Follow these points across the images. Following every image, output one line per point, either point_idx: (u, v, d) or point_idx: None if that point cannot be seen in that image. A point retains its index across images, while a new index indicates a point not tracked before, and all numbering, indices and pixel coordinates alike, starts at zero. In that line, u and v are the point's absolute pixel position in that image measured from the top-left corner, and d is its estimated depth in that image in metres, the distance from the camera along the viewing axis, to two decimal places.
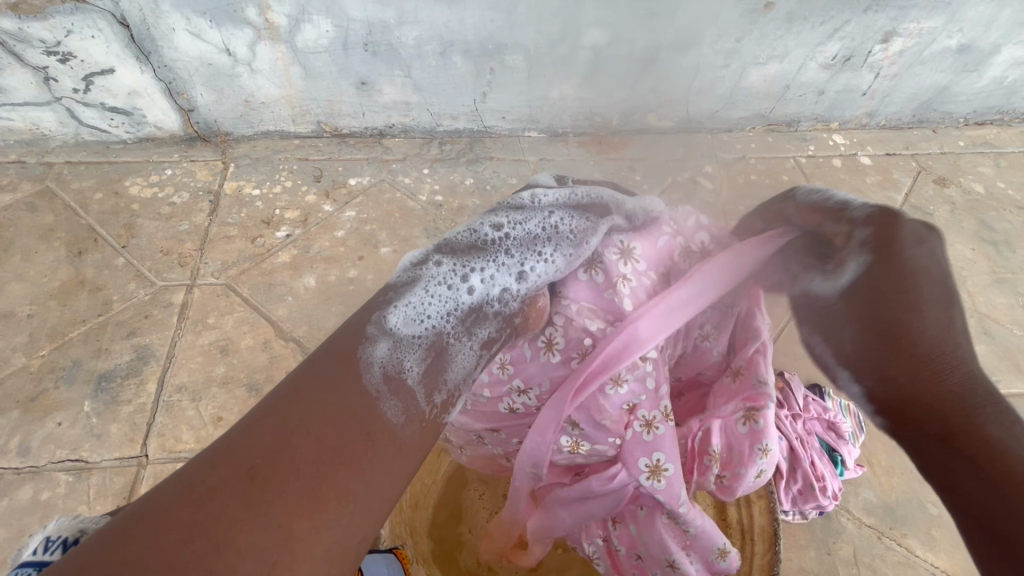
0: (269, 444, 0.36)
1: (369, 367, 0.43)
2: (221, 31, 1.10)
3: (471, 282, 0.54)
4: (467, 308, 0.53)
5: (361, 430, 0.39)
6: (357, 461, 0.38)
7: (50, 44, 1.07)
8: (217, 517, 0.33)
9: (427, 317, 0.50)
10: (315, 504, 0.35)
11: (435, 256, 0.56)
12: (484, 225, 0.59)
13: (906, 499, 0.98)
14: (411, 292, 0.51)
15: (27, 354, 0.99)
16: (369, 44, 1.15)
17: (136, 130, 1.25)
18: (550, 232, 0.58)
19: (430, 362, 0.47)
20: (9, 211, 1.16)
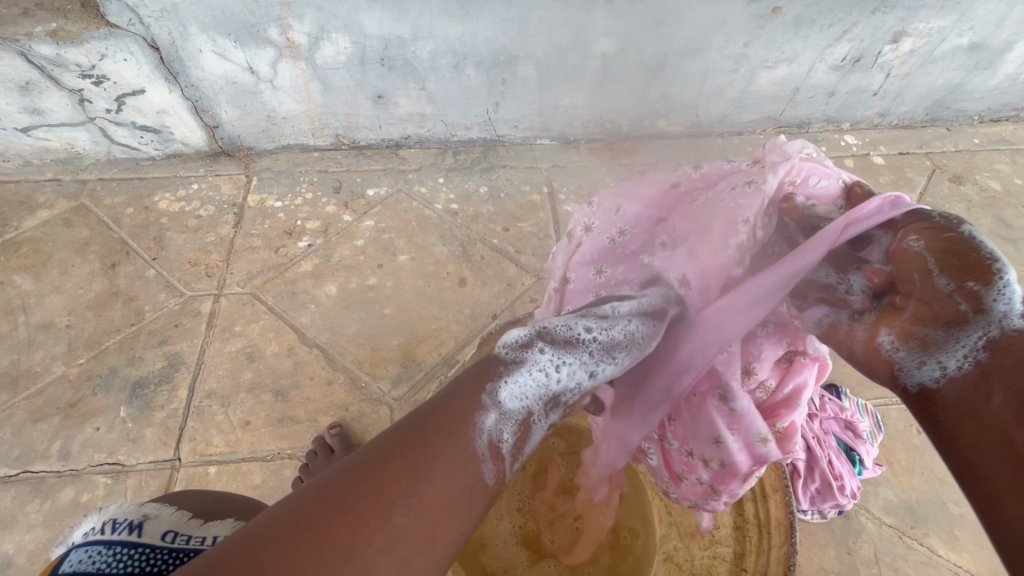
0: (404, 483, 0.41)
1: (479, 435, 0.46)
2: (245, 51, 1.14)
3: (566, 371, 0.54)
4: (557, 393, 0.54)
5: (467, 485, 0.43)
6: (446, 508, 0.41)
7: (85, 68, 1.11)
8: (314, 541, 0.37)
9: (526, 398, 0.51)
10: (405, 547, 0.38)
11: (541, 344, 0.55)
12: (581, 324, 0.57)
13: (928, 499, 0.98)
14: (517, 373, 0.52)
15: (66, 363, 1.04)
16: (385, 58, 1.19)
17: (165, 146, 1.31)
18: (630, 336, 0.58)
19: (523, 439, 0.49)
20: (47, 227, 1.22)
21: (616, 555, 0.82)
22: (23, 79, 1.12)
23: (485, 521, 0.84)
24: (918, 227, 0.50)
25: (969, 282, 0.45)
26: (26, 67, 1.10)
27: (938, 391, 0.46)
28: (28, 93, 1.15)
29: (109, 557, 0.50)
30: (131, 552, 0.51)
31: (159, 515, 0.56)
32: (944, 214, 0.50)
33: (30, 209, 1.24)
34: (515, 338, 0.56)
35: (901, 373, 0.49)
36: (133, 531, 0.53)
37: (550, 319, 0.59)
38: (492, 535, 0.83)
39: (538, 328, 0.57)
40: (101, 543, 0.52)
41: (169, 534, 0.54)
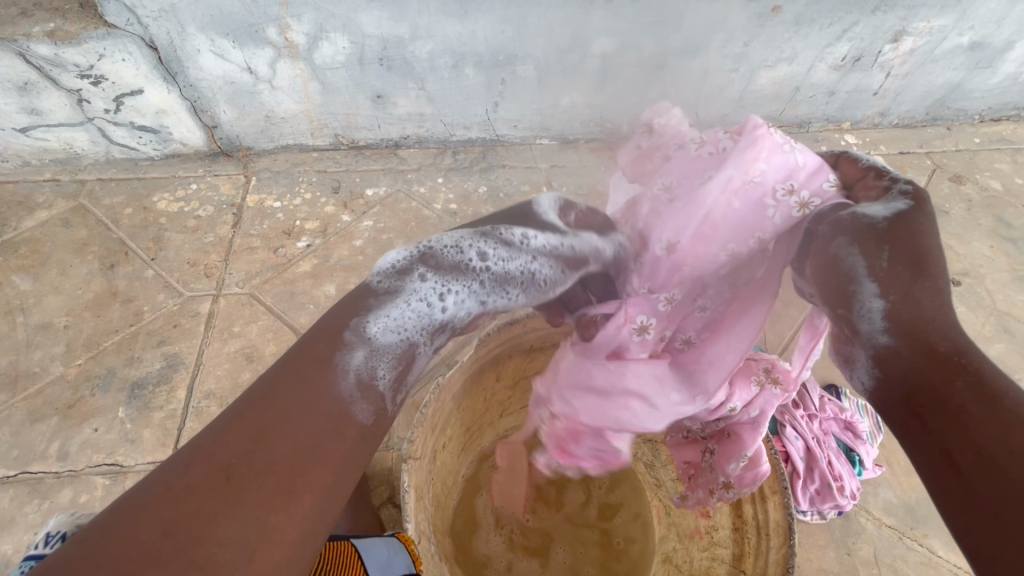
0: (247, 445, 0.40)
1: (345, 373, 0.47)
2: (244, 51, 1.14)
3: (447, 302, 0.57)
4: (439, 322, 0.57)
5: (331, 432, 0.43)
6: (302, 463, 0.41)
7: (83, 68, 1.11)
8: (135, 525, 0.35)
9: (403, 329, 0.53)
10: (254, 507, 0.37)
11: (420, 269, 0.57)
12: (470, 248, 0.60)
13: (927, 499, 0.97)
14: (389, 305, 0.53)
15: (65, 364, 1.04)
16: (384, 58, 1.19)
17: (163, 147, 1.31)
18: (525, 274, 0.62)
19: (401, 371, 0.52)
20: (45, 227, 1.22)
21: (608, 554, 0.82)
22: (22, 79, 1.12)
23: (481, 528, 0.83)
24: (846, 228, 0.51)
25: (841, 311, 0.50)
26: (24, 67, 1.09)
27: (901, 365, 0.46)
28: (27, 93, 1.15)
29: None
30: None
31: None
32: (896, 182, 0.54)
33: (29, 209, 1.24)
34: (390, 263, 0.58)
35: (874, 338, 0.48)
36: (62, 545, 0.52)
37: (432, 241, 0.61)
38: (488, 539, 0.82)
39: (415, 253, 0.59)
40: (34, 558, 0.52)
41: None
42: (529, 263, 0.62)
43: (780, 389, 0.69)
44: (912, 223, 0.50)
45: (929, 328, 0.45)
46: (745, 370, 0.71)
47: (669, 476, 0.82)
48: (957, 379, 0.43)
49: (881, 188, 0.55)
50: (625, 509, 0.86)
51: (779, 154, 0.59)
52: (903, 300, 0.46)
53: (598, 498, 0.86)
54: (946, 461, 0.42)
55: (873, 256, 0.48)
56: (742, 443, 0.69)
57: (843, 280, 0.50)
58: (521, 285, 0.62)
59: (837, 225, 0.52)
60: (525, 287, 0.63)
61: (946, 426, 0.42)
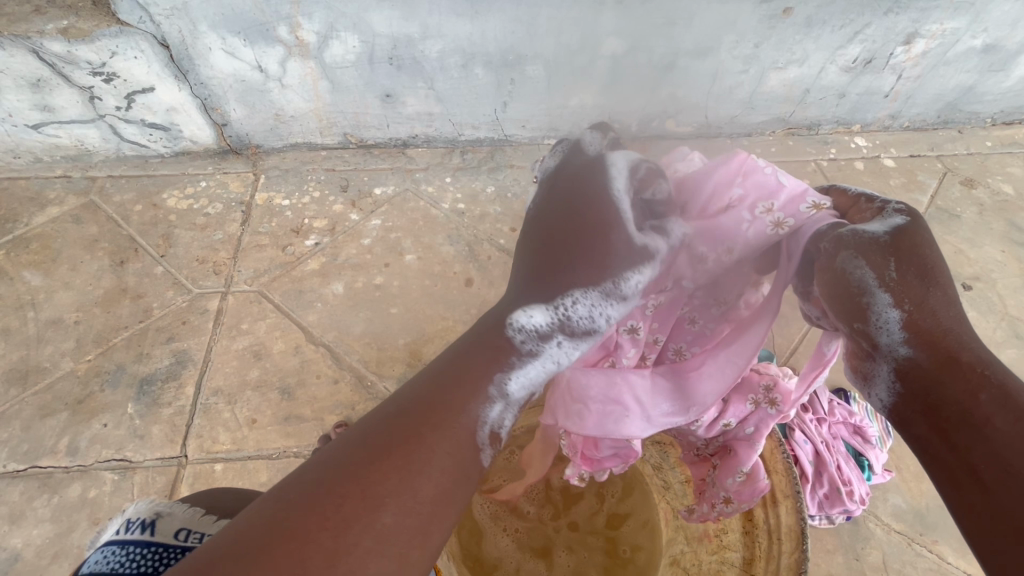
0: (397, 483, 0.42)
1: (482, 425, 0.48)
2: (254, 49, 1.14)
3: (574, 351, 0.58)
4: (560, 366, 0.57)
5: (463, 474, 0.45)
6: (440, 505, 0.43)
7: (95, 65, 1.12)
8: (309, 547, 0.38)
9: (534, 381, 0.54)
10: (402, 547, 0.40)
11: (558, 336, 0.55)
12: (594, 310, 0.57)
13: (938, 505, 0.97)
14: (527, 365, 0.53)
15: (74, 359, 1.04)
16: (393, 57, 1.19)
17: (173, 144, 1.31)
18: (630, 283, 0.62)
19: (524, 419, 0.53)
20: (56, 223, 1.22)
21: (615, 560, 0.82)
22: (35, 76, 1.13)
23: (490, 529, 0.84)
24: (858, 243, 0.49)
25: (857, 325, 0.49)
26: (38, 63, 1.10)
27: (918, 377, 0.48)
28: (39, 90, 1.16)
29: (123, 556, 0.50)
30: (144, 552, 0.51)
31: (173, 513, 0.56)
32: (885, 202, 0.54)
33: (40, 205, 1.25)
34: (532, 324, 0.54)
35: (889, 353, 0.49)
36: (146, 530, 0.53)
37: (568, 303, 0.56)
38: (498, 540, 0.83)
39: (556, 318, 0.55)
40: (116, 543, 0.52)
41: (182, 532, 0.54)
42: (634, 273, 0.62)
43: (777, 409, 0.68)
44: (913, 235, 0.49)
45: (948, 345, 0.47)
46: (743, 388, 0.71)
47: (677, 478, 0.81)
48: (982, 392, 0.45)
49: (874, 210, 0.54)
50: (636, 515, 0.85)
51: (755, 177, 0.60)
52: (914, 309, 0.47)
53: (609, 505, 0.86)
54: (968, 473, 0.44)
55: (880, 267, 0.48)
56: (738, 459, 0.69)
57: (854, 293, 0.49)
58: (628, 291, 0.63)
59: (839, 242, 0.50)
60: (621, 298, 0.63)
61: (970, 441, 0.45)
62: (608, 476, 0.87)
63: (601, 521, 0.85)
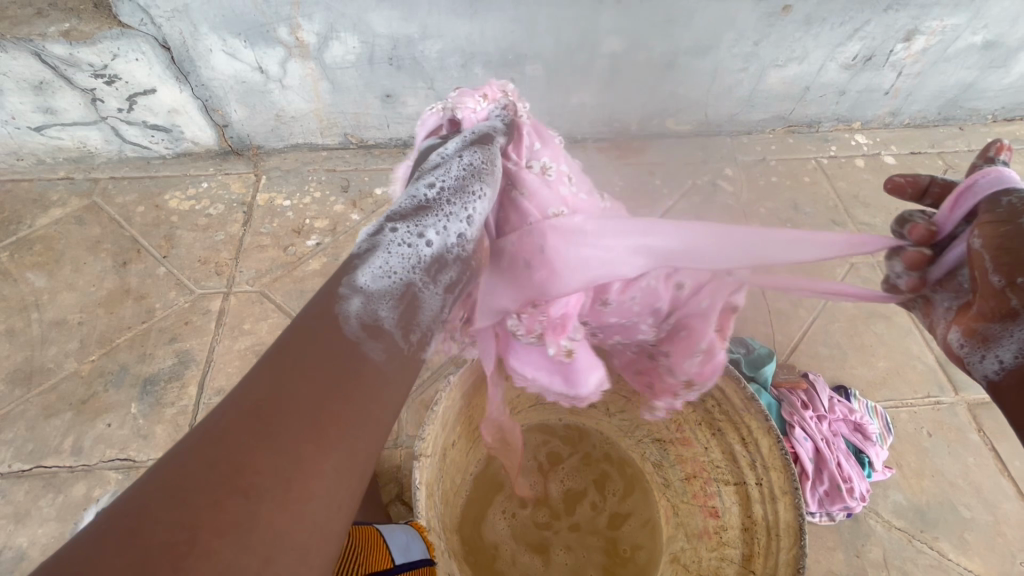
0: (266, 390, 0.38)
1: (347, 320, 0.44)
2: (255, 50, 1.14)
3: (429, 237, 0.51)
4: (430, 259, 0.51)
5: (345, 368, 0.41)
6: (324, 396, 0.39)
7: (97, 67, 1.12)
8: (185, 461, 0.34)
9: (397, 273, 0.49)
10: (288, 439, 0.36)
11: (388, 224, 0.52)
12: (420, 184, 0.55)
13: (938, 502, 0.97)
14: (373, 257, 0.49)
15: (78, 360, 1.05)
16: (393, 58, 1.19)
17: (175, 146, 1.32)
18: (469, 170, 0.57)
19: (406, 313, 0.48)
20: (59, 224, 1.23)
21: (614, 559, 0.83)
22: (37, 79, 1.13)
23: (489, 514, 0.85)
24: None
25: (1015, 282, 0.48)
26: (40, 66, 1.11)
27: None
28: (42, 92, 1.16)
29: None
30: None
31: None
32: None
33: (43, 207, 1.26)
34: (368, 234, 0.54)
35: None
36: None
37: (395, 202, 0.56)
38: (495, 526, 0.84)
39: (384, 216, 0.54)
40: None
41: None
42: (462, 163, 0.58)
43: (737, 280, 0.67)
44: None
45: None
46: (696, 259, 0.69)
47: (677, 476, 0.82)
48: None
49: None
50: (636, 515, 0.86)
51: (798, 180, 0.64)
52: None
53: (611, 505, 0.87)
54: None
55: None
56: (695, 337, 0.72)
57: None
58: (476, 179, 0.57)
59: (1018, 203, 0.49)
60: (483, 179, 0.57)
61: None
62: (610, 474, 0.89)
63: (602, 520, 0.86)
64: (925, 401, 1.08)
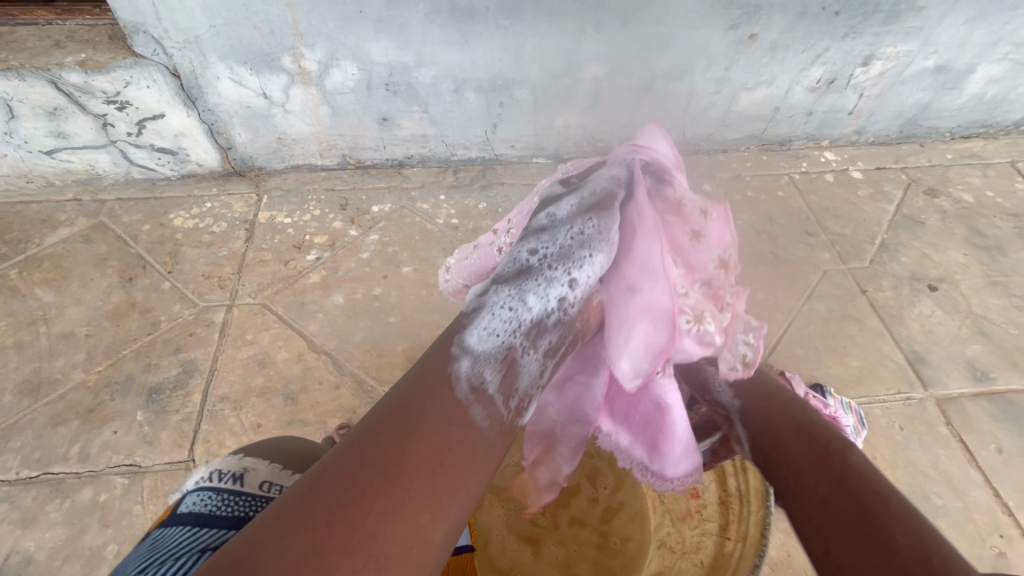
0: (393, 448, 0.49)
1: (458, 381, 0.58)
2: (260, 78, 1.22)
3: (528, 304, 0.70)
4: (529, 325, 0.68)
5: (459, 438, 0.53)
6: (440, 464, 0.50)
7: (110, 94, 1.19)
8: (328, 516, 0.44)
9: (497, 335, 0.66)
10: (416, 497, 0.47)
11: (494, 287, 0.72)
12: (526, 251, 0.76)
13: (911, 492, 1.02)
14: (479, 318, 0.67)
15: (85, 370, 1.08)
16: (390, 84, 1.27)
17: (180, 167, 1.38)
18: (578, 238, 0.77)
19: (504, 375, 0.62)
20: (67, 243, 1.28)
21: (605, 551, 0.86)
22: (52, 105, 1.20)
23: (486, 503, 0.90)
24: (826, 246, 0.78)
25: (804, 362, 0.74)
26: (55, 94, 1.17)
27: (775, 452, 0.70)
28: (55, 118, 1.23)
29: (219, 501, 0.55)
30: (237, 498, 0.56)
31: (256, 468, 0.60)
32: None
33: (51, 226, 1.30)
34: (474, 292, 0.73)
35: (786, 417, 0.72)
36: (235, 481, 0.57)
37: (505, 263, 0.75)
38: (491, 515, 0.89)
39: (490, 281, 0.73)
40: (209, 490, 0.56)
41: (265, 484, 0.59)
42: (569, 232, 0.77)
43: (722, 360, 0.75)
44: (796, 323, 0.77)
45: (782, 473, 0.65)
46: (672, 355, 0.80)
47: None
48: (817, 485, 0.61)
49: None
50: (626, 508, 0.89)
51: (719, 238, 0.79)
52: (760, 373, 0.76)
53: (604, 498, 0.91)
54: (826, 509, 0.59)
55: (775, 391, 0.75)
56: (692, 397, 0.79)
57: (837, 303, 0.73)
58: (582, 247, 0.77)
59: None
60: (590, 248, 0.77)
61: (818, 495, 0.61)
62: (601, 469, 0.93)
63: (594, 515, 0.90)
64: (895, 398, 1.14)
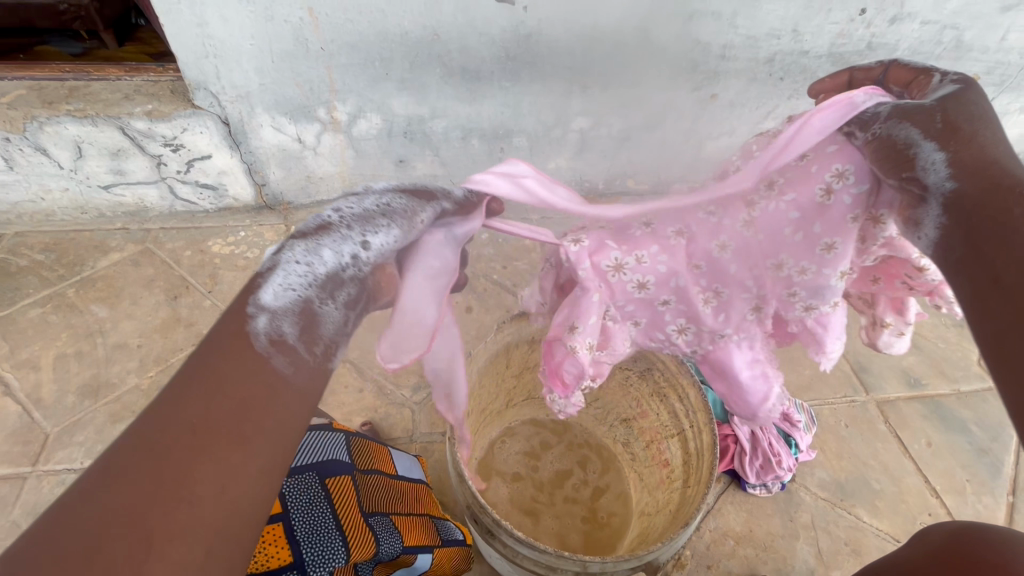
0: (196, 407, 0.46)
1: (255, 336, 0.51)
2: (297, 126, 1.43)
3: (328, 258, 0.57)
4: (331, 278, 0.57)
5: (266, 386, 0.49)
6: (243, 412, 0.47)
7: (168, 138, 1.39)
8: (123, 490, 0.41)
9: (297, 289, 0.55)
10: (209, 455, 0.43)
11: (284, 242, 0.57)
12: (328, 210, 0.61)
13: (854, 477, 1.20)
14: (267, 280, 0.54)
15: (139, 375, 1.23)
16: (408, 132, 1.49)
17: (219, 201, 1.57)
18: (386, 206, 0.62)
19: (310, 331, 0.54)
20: (118, 266, 1.44)
21: (593, 524, 1.03)
22: (116, 147, 1.39)
23: (493, 483, 1.06)
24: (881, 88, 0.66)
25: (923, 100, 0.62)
26: (121, 138, 1.37)
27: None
28: (117, 158, 1.42)
29: None
30: None
31: None
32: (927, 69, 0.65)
33: (104, 252, 1.47)
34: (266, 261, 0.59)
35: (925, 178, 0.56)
36: None
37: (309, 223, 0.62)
38: (497, 492, 1.05)
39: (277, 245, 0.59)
40: None
41: None
42: (379, 195, 0.62)
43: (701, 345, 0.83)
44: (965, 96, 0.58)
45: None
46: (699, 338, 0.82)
47: (641, 448, 1.03)
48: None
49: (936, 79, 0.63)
50: (611, 490, 1.06)
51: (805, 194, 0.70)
52: (959, 149, 0.54)
53: (593, 480, 1.08)
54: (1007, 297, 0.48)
55: (924, 125, 0.57)
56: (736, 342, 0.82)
57: (902, 147, 0.58)
58: (390, 214, 0.61)
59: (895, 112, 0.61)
60: (398, 214, 0.62)
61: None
62: (590, 456, 1.10)
63: (585, 494, 1.06)
64: (842, 399, 1.33)
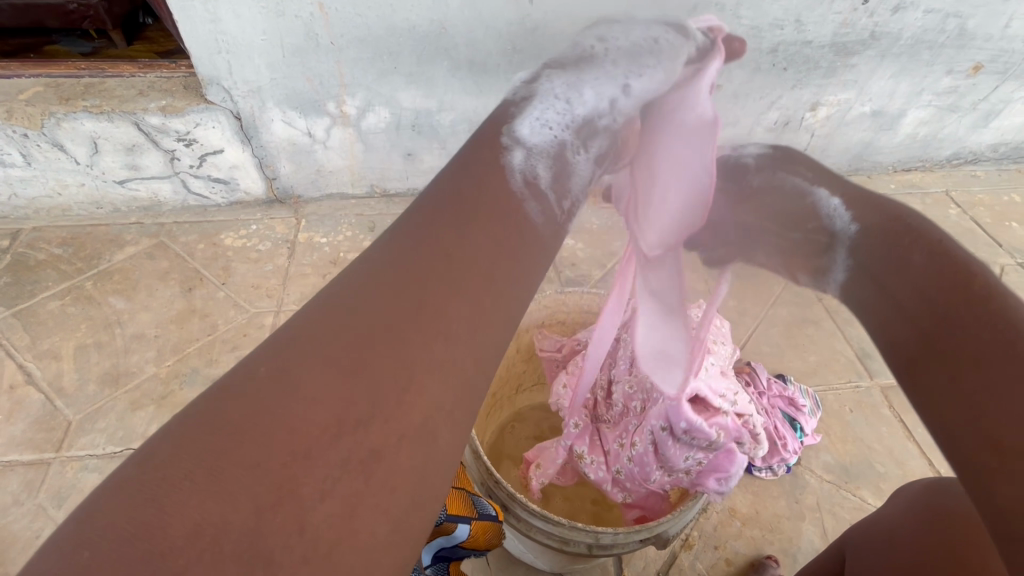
0: (353, 347, 0.40)
1: (511, 171, 0.56)
2: (307, 120, 1.46)
3: (583, 95, 0.63)
4: (581, 119, 0.63)
5: (433, 325, 0.43)
6: (409, 354, 0.41)
7: (182, 133, 1.42)
8: (267, 451, 0.34)
9: (550, 126, 0.62)
10: (381, 401, 0.38)
11: (545, 73, 0.67)
12: (590, 41, 0.71)
13: (859, 460, 1.22)
14: (529, 107, 0.62)
15: (156, 365, 1.26)
16: (415, 125, 1.51)
17: (231, 195, 1.60)
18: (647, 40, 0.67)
19: (557, 171, 0.59)
20: (134, 259, 1.48)
21: (603, 504, 1.06)
22: (131, 142, 1.42)
23: (505, 466, 1.09)
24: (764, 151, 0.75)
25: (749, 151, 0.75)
26: (136, 133, 1.40)
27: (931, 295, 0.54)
28: (131, 153, 1.45)
29: None
30: None
31: None
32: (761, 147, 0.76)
33: (119, 245, 1.51)
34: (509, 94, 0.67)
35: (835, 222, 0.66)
36: None
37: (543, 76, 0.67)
38: (509, 475, 1.08)
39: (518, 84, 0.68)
40: None
41: None
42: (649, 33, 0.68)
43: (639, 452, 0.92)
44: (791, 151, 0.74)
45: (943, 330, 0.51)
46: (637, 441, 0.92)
47: None
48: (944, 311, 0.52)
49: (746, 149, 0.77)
50: None
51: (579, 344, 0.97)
52: (848, 194, 0.66)
53: None
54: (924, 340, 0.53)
55: (803, 176, 0.69)
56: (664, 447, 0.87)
57: (803, 194, 0.69)
58: (648, 52, 0.66)
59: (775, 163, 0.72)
60: (655, 53, 0.65)
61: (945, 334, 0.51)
62: None
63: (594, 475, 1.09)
64: (846, 385, 1.35)
